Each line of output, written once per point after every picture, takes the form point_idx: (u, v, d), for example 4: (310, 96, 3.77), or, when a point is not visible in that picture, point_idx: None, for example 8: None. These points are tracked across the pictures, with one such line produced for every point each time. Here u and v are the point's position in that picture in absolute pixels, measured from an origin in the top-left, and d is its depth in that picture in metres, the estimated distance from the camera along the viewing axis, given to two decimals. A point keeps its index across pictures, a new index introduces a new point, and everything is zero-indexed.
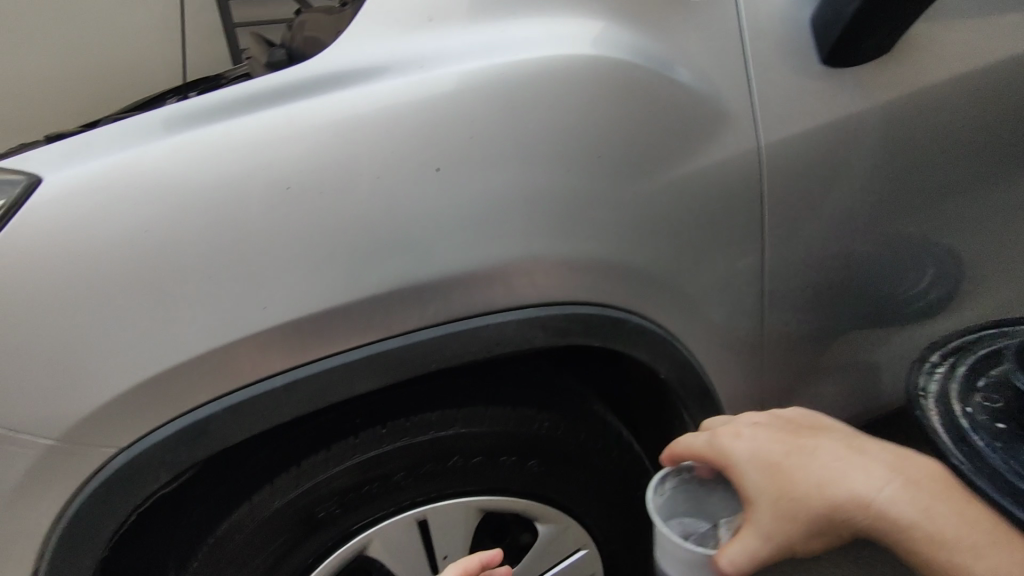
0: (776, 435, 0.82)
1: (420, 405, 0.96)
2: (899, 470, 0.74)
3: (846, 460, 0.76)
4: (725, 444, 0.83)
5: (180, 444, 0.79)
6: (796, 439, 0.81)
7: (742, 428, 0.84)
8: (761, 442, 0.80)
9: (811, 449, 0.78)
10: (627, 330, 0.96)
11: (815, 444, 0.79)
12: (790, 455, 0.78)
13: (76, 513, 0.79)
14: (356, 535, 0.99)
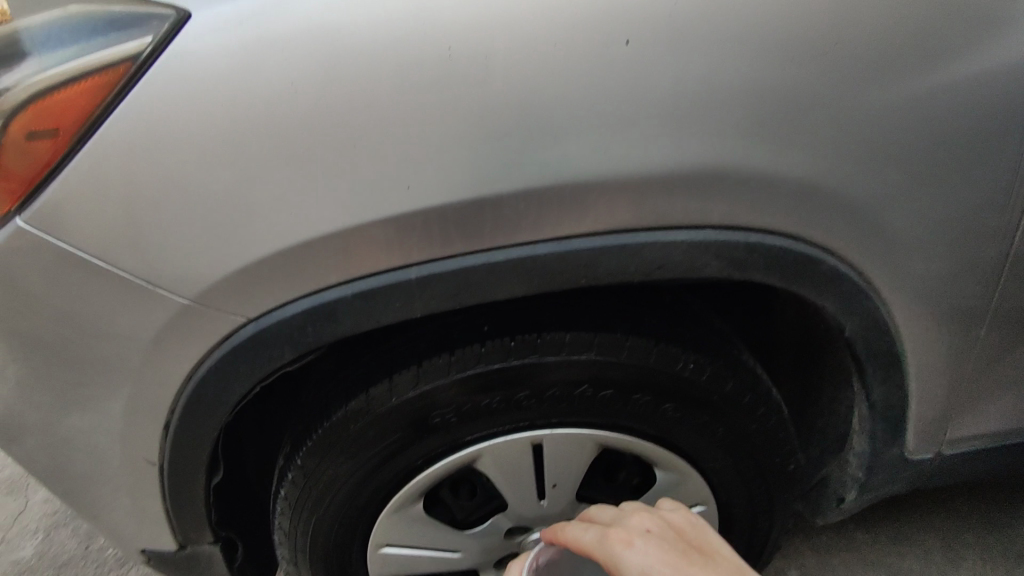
0: (646, 540, 0.77)
1: (554, 322, 0.87)
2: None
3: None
4: (604, 540, 0.80)
5: (309, 324, 0.74)
6: (691, 553, 0.74)
7: (636, 537, 0.78)
8: (648, 557, 0.74)
9: (672, 568, 0.72)
10: (818, 274, 0.79)
11: (673, 554, 0.74)
12: (657, 573, 0.72)
13: (205, 374, 0.78)
14: (468, 445, 0.94)
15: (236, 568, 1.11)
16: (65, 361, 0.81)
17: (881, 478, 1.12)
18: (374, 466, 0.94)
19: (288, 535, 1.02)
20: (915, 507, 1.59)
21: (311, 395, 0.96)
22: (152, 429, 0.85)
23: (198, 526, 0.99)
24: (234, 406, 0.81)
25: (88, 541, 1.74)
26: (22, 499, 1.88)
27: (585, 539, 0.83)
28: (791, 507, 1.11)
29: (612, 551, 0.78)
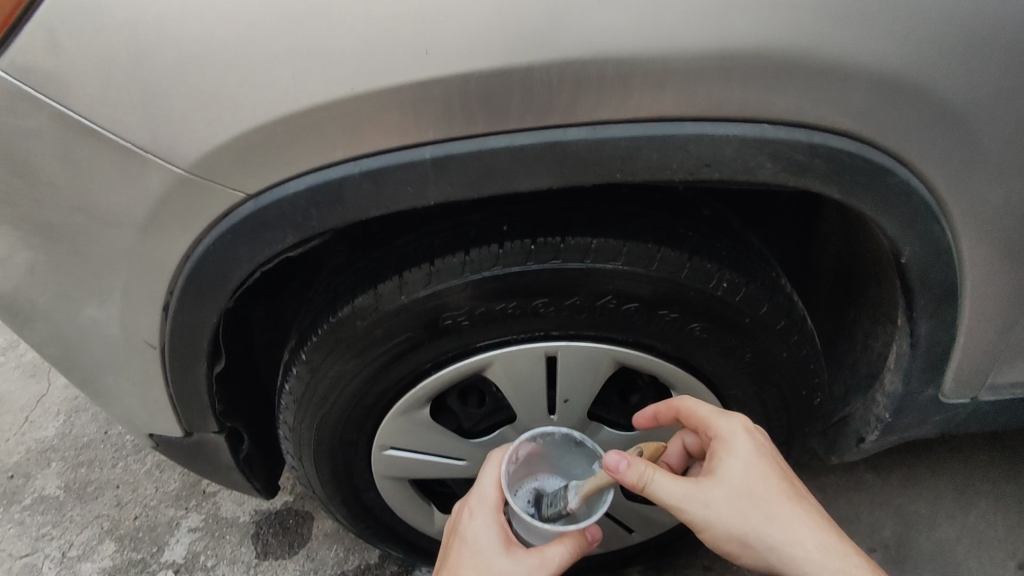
0: (763, 446, 0.82)
1: (580, 226, 0.80)
2: (822, 536, 0.77)
3: (797, 512, 0.78)
4: (721, 420, 0.84)
5: (314, 205, 0.68)
6: (790, 480, 0.81)
7: (756, 430, 0.84)
8: (762, 451, 0.81)
9: (774, 482, 0.79)
10: (884, 186, 0.70)
11: (779, 462, 0.82)
12: (759, 470, 0.80)
13: (204, 253, 0.73)
14: (479, 352, 0.89)
15: (242, 458, 1.11)
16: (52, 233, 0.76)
17: (909, 420, 1.07)
18: (380, 367, 0.90)
19: (293, 430, 1.00)
20: (931, 452, 1.55)
21: (320, 290, 0.93)
22: (151, 310, 0.81)
23: (202, 414, 0.97)
24: (233, 291, 0.77)
25: (107, 426, 1.78)
26: (44, 382, 1.92)
27: (700, 407, 0.86)
28: (808, 442, 1.08)
29: (729, 430, 0.83)
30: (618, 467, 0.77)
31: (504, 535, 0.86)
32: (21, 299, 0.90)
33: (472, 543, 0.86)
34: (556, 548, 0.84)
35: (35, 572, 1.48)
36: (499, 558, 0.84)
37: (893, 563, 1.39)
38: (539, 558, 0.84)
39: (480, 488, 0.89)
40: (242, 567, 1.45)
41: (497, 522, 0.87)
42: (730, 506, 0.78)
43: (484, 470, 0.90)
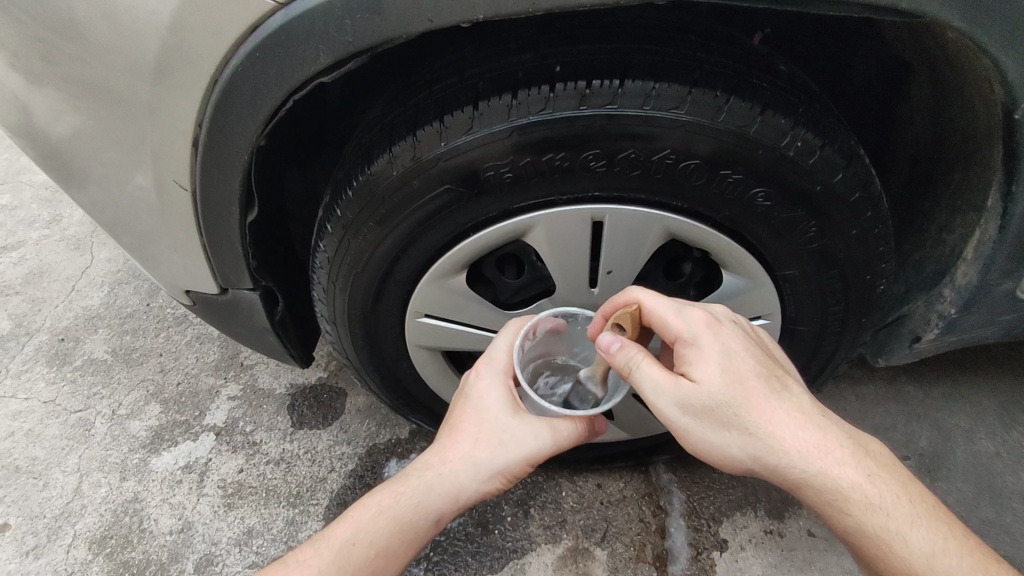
0: (731, 335, 0.78)
1: (642, 69, 0.73)
2: (802, 428, 0.75)
3: (775, 406, 0.75)
4: (683, 320, 0.78)
5: (349, 18, 0.62)
6: (766, 365, 0.77)
7: (723, 324, 0.79)
8: (732, 344, 0.77)
9: (753, 377, 0.75)
10: (1009, 13, 0.60)
11: (752, 354, 0.77)
12: (733, 365, 0.76)
13: (236, 74, 0.69)
14: (519, 215, 0.83)
15: (277, 321, 1.10)
16: (84, 55, 0.73)
17: (976, 318, 1.00)
18: (414, 228, 0.85)
19: (326, 292, 0.98)
20: (980, 370, 1.47)
21: (355, 142, 0.88)
22: (182, 146, 0.79)
23: (236, 267, 0.96)
24: (262, 125, 0.74)
25: (149, 298, 1.82)
26: (88, 255, 1.96)
27: (661, 307, 0.79)
28: (862, 338, 1.01)
29: (694, 329, 0.78)
30: (611, 348, 0.78)
31: (513, 399, 0.86)
32: (56, 138, 0.88)
33: (478, 401, 0.86)
34: (565, 423, 0.85)
35: (89, 426, 1.55)
36: (506, 419, 0.84)
37: (925, 470, 1.31)
38: (546, 426, 0.85)
39: (493, 351, 0.88)
40: (279, 434, 1.49)
41: (506, 387, 0.87)
42: (704, 406, 0.75)
43: (500, 336, 0.89)
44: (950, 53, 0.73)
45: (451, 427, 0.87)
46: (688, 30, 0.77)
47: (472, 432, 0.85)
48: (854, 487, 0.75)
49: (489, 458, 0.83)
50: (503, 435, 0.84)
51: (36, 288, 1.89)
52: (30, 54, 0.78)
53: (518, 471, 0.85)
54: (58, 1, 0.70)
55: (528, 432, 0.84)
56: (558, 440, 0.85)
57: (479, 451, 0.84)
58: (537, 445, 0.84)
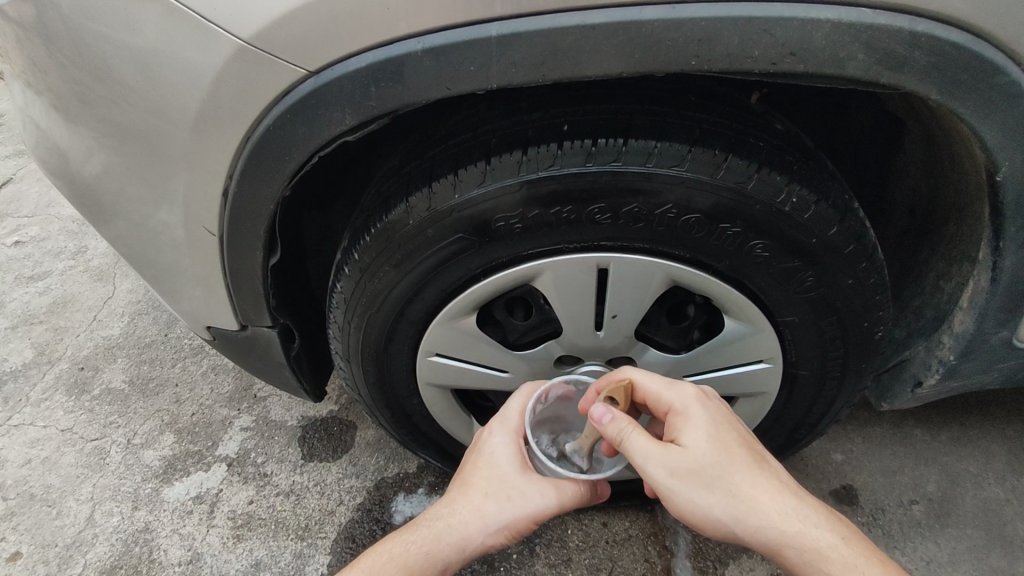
0: (718, 409, 0.83)
1: (645, 129, 0.77)
2: (783, 495, 0.78)
3: (756, 474, 0.78)
4: (674, 394, 0.83)
5: (373, 85, 0.68)
6: (748, 438, 0.82)
7: (710, 399, 0.84)
8: (717, 416, 0.82)
9: (736, 448, 0.79)
10: (987, 88, 0.64)
11: (735, 427, 0.82)
12: (719, 435, 0.80)
13: (266, 132, 0.74)
14: (528, 261, 0.87)
15: (292, 357, 1.14)
16: (132, 113, 0.79)
17: (975, 364, 1.02)
18: (427, 273, 0.89)
19: (341, 331, 1.02)
20: (986, 414, 1.48)
21: (374, 190, 0.93)
22: (213, 194, 0.84)
23: (256, 306, 1.01)
24: (289, 178, 0.79)
25: (168, 329, 1.88)
26: (110, 286, 2.03)
27: (651, 382, 0.85)
28: (863, 383, 1.03)
29: (684, 401, 0.82)
30: (603, 419, 0.80)
31: (523, 458, 0.89)
32: (97, 184, 0.94)
33: (490, 457, 0.89)
34: (571, 485, 0.89)
35: (104, 454, 1.58)
36: (515, 476, 0.87)
37: (933, 516, 1.30)
38: (551, 486, 0.87)
39: (506, 412, 0.93)
40: (289, 466, 1.52)
41: (515, 445, 0.90)
42: (692, 471, 0.77)
43: (514, 398, 0.94)
44: (939, 117, 0.77)
45: (462, 481, 0.89)
46: (690, 91, 0.82)
47: (482, 485, 0.87)
48: (831, 549, 0.76)
49: (497, 512, 0.86)
50: (511, 491, 0.86)
51: (58, 317, 1.94)
52: (81, 109, 0.84)
53: (523, 527, 0.87)
54: (108, 65, 0.76)
55: (535, 490, 0.87)
56: (562, 500, 0.87)
57: (488, 505, 0.86)
58: (543, 503, 0.86)
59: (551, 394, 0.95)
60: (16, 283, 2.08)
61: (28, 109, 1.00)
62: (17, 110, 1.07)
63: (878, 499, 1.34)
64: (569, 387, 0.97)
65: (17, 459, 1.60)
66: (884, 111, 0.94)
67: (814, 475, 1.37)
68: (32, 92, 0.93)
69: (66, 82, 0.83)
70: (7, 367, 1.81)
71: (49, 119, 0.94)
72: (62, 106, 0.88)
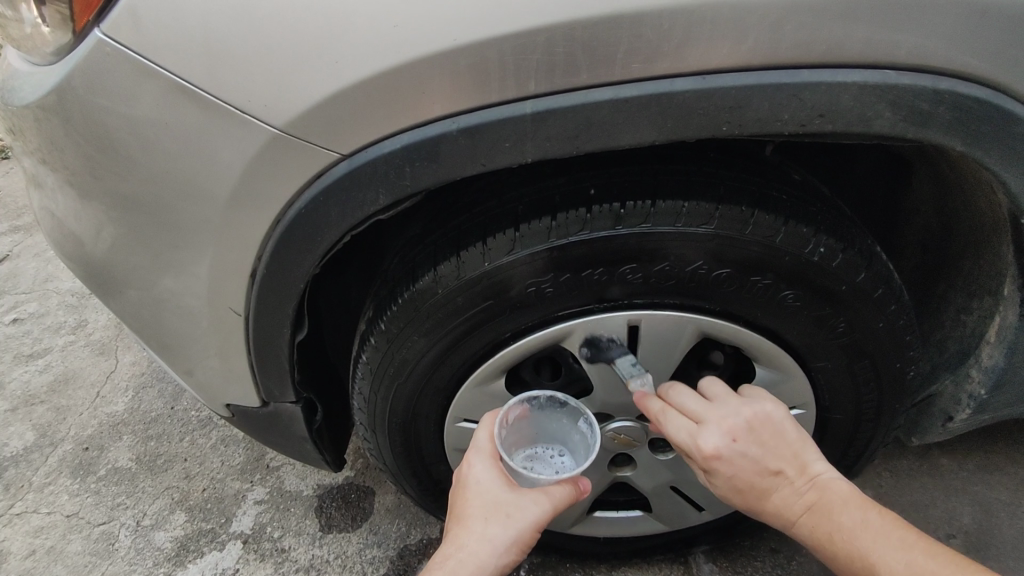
0: (767, 438, 0.79)
1: (671, 189, 0.78)
2: (827, 517, 0.77)
3: (795, 516, 0.79)
4: (706, 432, 0.79)
5: (408, 164, 0.68)
6: (799, 459, 0.80)
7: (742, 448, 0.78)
8: (737, 472, 0.79)
9: (762, 500, 0.80)
10: (1010, 137, 0.66)
11: (757, 480, 0.79)
12: (760, 464, 0.79)
13: (297, 213, 0.74)
14: (559, 322, 0.87)
15: (315, 430, 1.11)
16: (158, 196, 0.79)
17: (1006, 396, 1.02)
18: (457, 340, 0.88)
19: (367, 402, 0.99)
20: (1011, 439, 1.47)
21: (396, 259, 0.92)
22: (240, 274, 0.83)
23: (281, 382, 0.99)
24: (320, 257, 0.78)
25: (174, 401, 1.84)
26: (112, 360, 2.00)
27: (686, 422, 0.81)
28: (896, 422, 1.02)
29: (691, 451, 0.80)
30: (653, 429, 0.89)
31: (508, 476, 0.85)
32: (117, 268, 0.93)
33: (475, 486, 0.84)
34: (557, 486, 0.86)
35: (113, 539, 1.52)
36: (506, 493, 0.83)
37: (973, 550, 1.28)
38: (540, 490, 0.84)
39: (475, 440, 0.88)
40: (308, 539, 1.46)
41: (496, 467, 0.86)
42: (734, 491, 0.81)
43: (478, 427, 0.90)
44: (958, 164, 0.79)
45: (457, 518, 0.83)
46: (709, 148, 0.82)
47: (479, 511, 0.82)
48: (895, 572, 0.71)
49: (501, 532, 0.81)
50: (508, 507, 0.82)
51: (60, 396, 1.90)
52: (103, 197, 0.85)
53: (529, 540, 0.83)
54: (135, 155, 0.76)
55: (529, 498, 0.83)
56: (554, 502, 0.84)
57: (491, 527, 0.80)
58: (539, 510, 0.83)
59: (509, 415, 0.92)
60: (15, 362, 2.03)
61: (44, 196, 1.00)
62: (31, 197, 1.07)
63: None
64: (525, 407, 0.94)
65: (21, 550, 1.53)
66: (891, 155, 0.96)
67: None
68: (51, 182, 0.93)
69: (89, 172, 0.83)
70: (8, 453, 1.75)
71: (68, 205, 0.93)
72: (83, 194, 0.88)
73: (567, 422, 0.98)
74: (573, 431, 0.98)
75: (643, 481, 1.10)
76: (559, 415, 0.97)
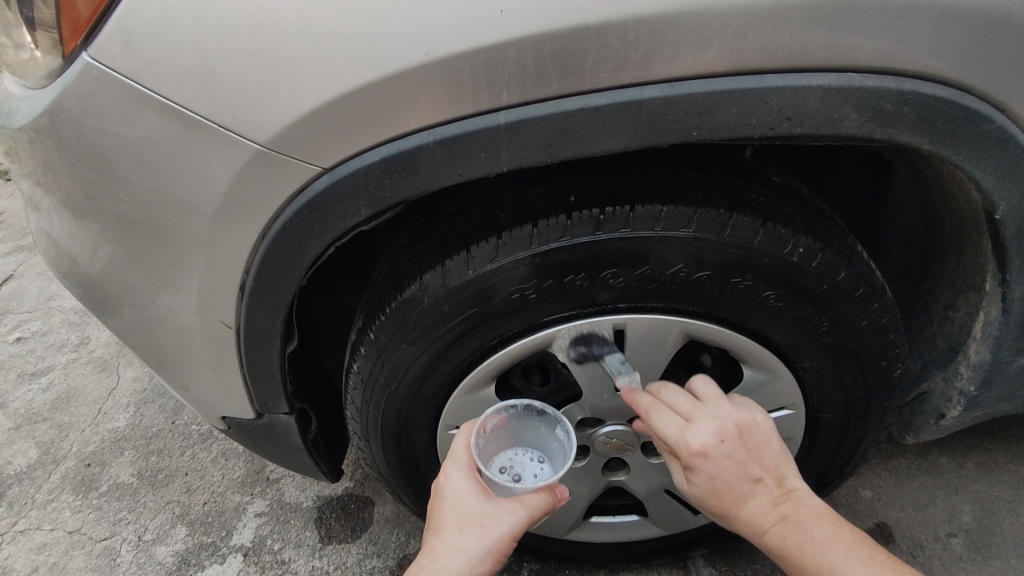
0: (752, 444, 0.80)
1: (649, 194, 0.79)
2: (800, 529, 0.79)
3: (765, 521, 0.80)
4: (697, 429, 0.79)
5: (388, 176, 0.70)
6: (778, 471, 0.81)
7: (726, 445, 0.79)
8: (719, 471, 0.79)
9: (736, 500, 0.81)
10: (978, 135, 0.67)
11: (733, 479, 0.80)
12: (743, 466, 0.80)
13: (282, 226, 0.76)
14: (545, 327, 0.88)
15: (309, 440, 1.12)
16: (148, 212, 0.81)
17: (995, 392, 1.02)
18: (445, 348, 0.90)
19: (359, 411, 1.00)
20: (1009, 437, 1.47)
21: (383, 269, 0.93)
22: (230, 287, 0.85)
23: (273, 393, 1.00)
24: (306, 269, 0.80)
25: (174, 416, 1.85)
26: (114, 376, 2.01)
27: (670, 417, 0.81)
28: (886, 421, 1.03)
29: (676, 444, 0.80)
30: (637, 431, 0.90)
31: (483, 487, 0.86)
32: (110, 285, 0.95)
33: (451, 497, 0.85)
34: (534, 495, 0.86)
35: (114, 554, 1.53)
36: (481, 504, 0.84)
37: (973, 548, 1.27)
38: (517, 499, 0.85)
39: (452, 452, 0.89)
40: (308, 550, 1.47)
41: (473, 478, 0.87)
42: (712, 492, 0.81)
43: (456, 438, 0.90)
44: (932, 162, 0.80)
45: (433, 529, 0.84)
46: (687, 153, 0.83)
47: (454, 523, 0.83)
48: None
49: (475, 544, 0.81)
50: (483, 517, 0.82)
51: (62, 414, 1.91)
52: (96, 216, 0.86)
53: (505, 550, 0.83)
54: (125, 174, 0.78)
55: (504, 508, 0.83)
56: (530, 510, 0.84)
57: (464, 539, 0.81)
58: (514, 520, 0.83)
59: (486, 424, 0.94)
60: (18, 381, 2.05)
61: (40, 215, 1.02)
62: (28, 217, 1.09)
63: (915, 535, 1.30)
64: (503, 415, 0.97)
65: (24, 567, 1.54)
66: (870, 155, 0.97)
67: (846, 515, 1.34)
68: (46, 203, 0.95)
69: (81, 191, 0.85)
70: (11, 471, 1.77)
71: (62, 224, 0.95)
72: (76, 213, 0.89)
73: (544, 429, 0.99)
74: (550, 438, 0.99)
75: (636, 485, 1.10)
76: (536, 425, 0.99)
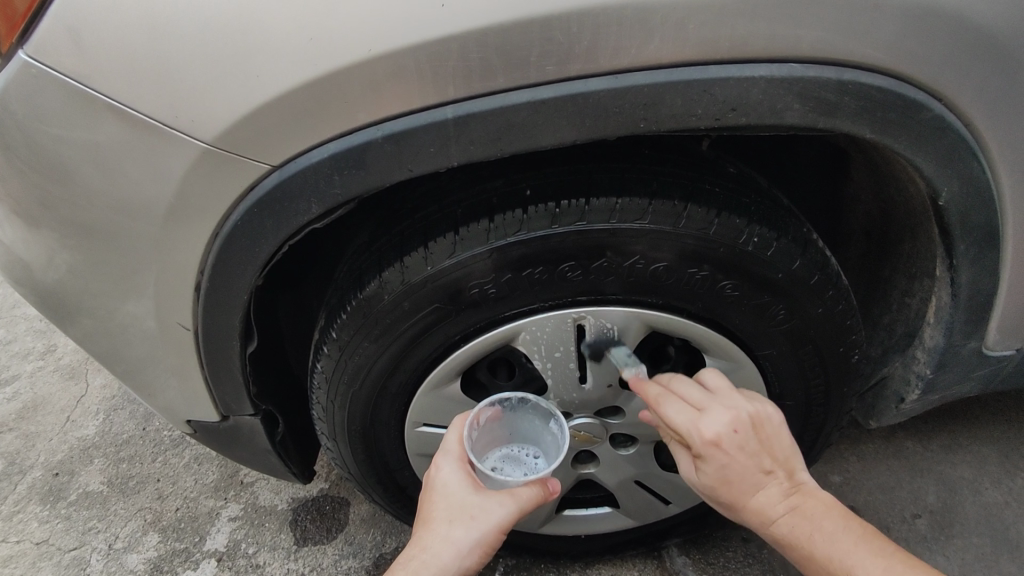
0: (764, 436, 0.80)
1: (604, 187, 0.79)
2: (808, 520, 0.79)
3: (773, 512, 0.80)
4: (710, 418, 0.78)
5: (337, 172, 0.69)
6: (789, 464, 0.81)
7: (739, 436, 0.77)
8: (730, 462, 0.78)
9: (744, 491, 0.80)
10: (918, 124, 0.69)
11: (744, 470, 0.79)
12: (754, 457, 0.79)
13: (233, 226, 0.75)
14: (507, 322, 0.88)
15: (277, 442, 1.11)
16: (97, 215, 0.79)
17: (951, 375, 1.05)
18: (407, 345, 0.89)
19: (325, 411, 1.00)
20: (972, 420, 1.50)
21: (344, 268, 0.92)
22: (185, 289, 0.84)
23: (237, 395, 0.99)
24: (261, 268, 0.79)
25: (145, 422, 1.82)
26: (83, 383, 1.97)
27: (679, 408, 0.80)
28: (847, 406, 1.04)
29: (687, 433, 0.78)
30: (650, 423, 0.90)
31: (475, 480, 0.86)
32: (65, 290, 0.93)
33: (442, 488, 0.85)
34: (523, 487, 0.86)
35: (84, 564, 1.50)
36: (471, 496, 0.84)
37: (936, 528, 1.30)
38: (507, 492, 0.85)
39: (445, 444, 0.89)
40: (282, 553, 1.46)
41: (465, 470, 0.86)
42: (721, 482, 0.80)
43: (450, 429, 0.90)
44: (880, 151, 0.82)
45: (423, 520, 0.84)
46: (642, 145, 0.84)
47: (444, 514, 0.83)
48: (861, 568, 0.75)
49: (465, 535, 0.81)
50: (473, 509, 0.83)
51: (29, 423, 1.87)
52: (44, 221, 0.84)
53: (494, 541, 0.83)
54: (71, 176, 0.77)
55: (494, 500, 0.83)
56: (520, 503, 0.84)
57: (455, 529, 0.81)
58: (504, 512, 0.83)
59: (480, 418, 0.93)
60: None
61: None
62: None
63: (883, 517, 1.33)
64: (497, 409, 0.96)
65: None
66: (826, 145, 0.99)
67: None
68: None
69: (28, 195, 0.83)
70: None
71: (12, 229, 0.93)
72: (24, 217, 0.87)
73: (538, 422, 1.00)
74: (544, 431, 1.00)
75: (607, 477, 1.11)
76: (532, 418, 1.00)
